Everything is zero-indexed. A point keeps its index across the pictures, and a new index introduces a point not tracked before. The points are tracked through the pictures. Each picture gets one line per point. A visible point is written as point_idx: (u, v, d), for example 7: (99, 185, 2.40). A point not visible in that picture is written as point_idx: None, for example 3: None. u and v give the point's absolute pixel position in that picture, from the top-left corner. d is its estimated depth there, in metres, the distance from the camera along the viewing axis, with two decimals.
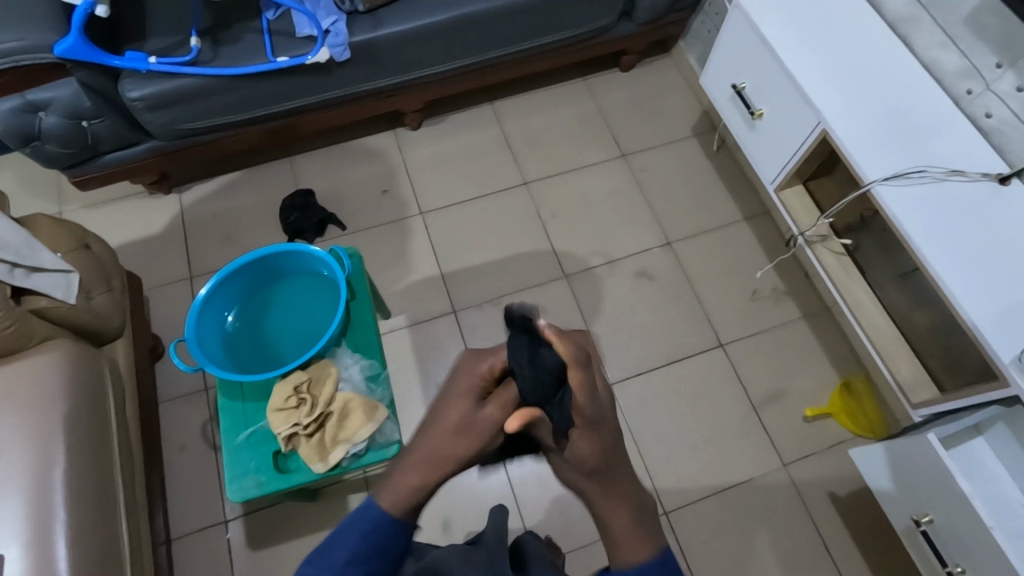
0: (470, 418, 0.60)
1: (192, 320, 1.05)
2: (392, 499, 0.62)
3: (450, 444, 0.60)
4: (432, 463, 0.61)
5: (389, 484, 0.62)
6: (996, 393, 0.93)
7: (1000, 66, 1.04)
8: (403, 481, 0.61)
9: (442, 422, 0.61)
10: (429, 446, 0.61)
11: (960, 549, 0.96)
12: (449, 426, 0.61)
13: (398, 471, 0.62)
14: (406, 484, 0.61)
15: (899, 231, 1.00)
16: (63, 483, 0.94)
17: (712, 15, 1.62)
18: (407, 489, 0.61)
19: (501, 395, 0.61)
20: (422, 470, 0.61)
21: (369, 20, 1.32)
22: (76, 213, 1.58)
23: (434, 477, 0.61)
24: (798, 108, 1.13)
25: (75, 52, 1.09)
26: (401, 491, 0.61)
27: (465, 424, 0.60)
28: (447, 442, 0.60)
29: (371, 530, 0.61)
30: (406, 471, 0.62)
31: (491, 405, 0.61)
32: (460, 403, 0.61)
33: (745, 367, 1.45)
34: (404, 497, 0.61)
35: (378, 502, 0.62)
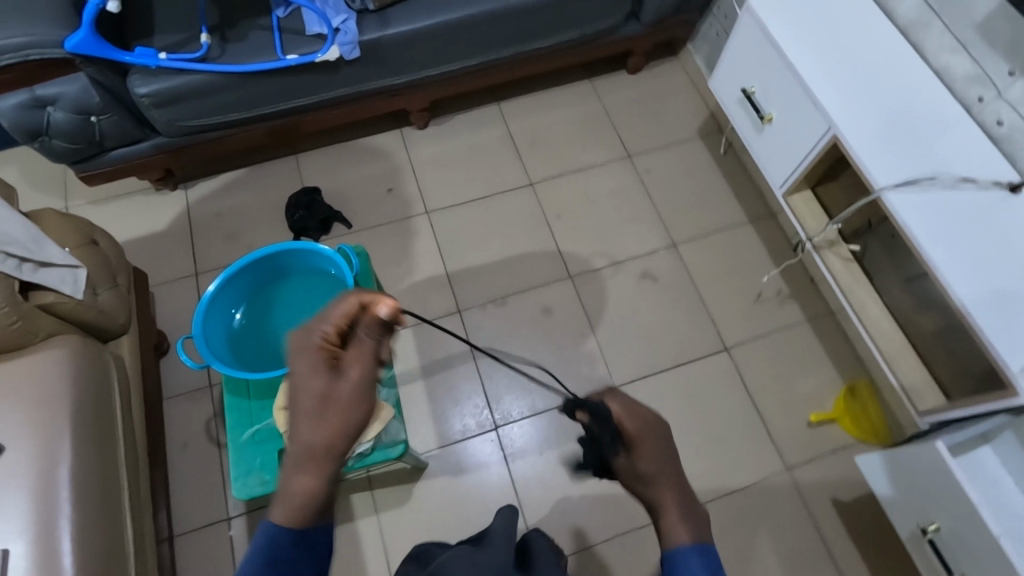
0: (326, 392, 0.54)
1: (199, 317, 1.05)
2: (287, 509, 0.54)
3: (335, 427, 0.54)
4: (321, 451, 0.54)
5: (280, 497, 0.54)
6: (1002, 402, 0.93)
7: (1011, 74, 1.02)
8: (296, 487, 0.53)
9: (319, 409, 0.54)
10: (306, 442, 0.54)
11: (966, 557, 0.96)
12: (331, 405, 0.54)
13: (286, 479, 0.54)
14: (299, 489, 0.53)
15: (906, 237, 1.00)
16: (68, 480, 0.94)
17: (719, 18, 1.61)
18: (310, 494, 0.54)
19: (351, 353, 0.56)
20: (315, 463, 0.54)
21: (378, 19, 1.32)
22: (81, 209, 1.58)
23: (327, 468, 0.54)
24: (807, 112, 1.13)
25: (85, 47, 1.09)
26: (300, 499, 0.54)
27: (325, 400, 0.54)
28: (334, 420, 0.54)
29: (269, 548, 0.53)
30: (295, 474, 0.54)
31: (345, 369, 0.55)
32: (320, 380, 0.54)
33: (749, 371, 1.45)
34: (304, 504, 0.54)
35: (275, 519, 0.54)
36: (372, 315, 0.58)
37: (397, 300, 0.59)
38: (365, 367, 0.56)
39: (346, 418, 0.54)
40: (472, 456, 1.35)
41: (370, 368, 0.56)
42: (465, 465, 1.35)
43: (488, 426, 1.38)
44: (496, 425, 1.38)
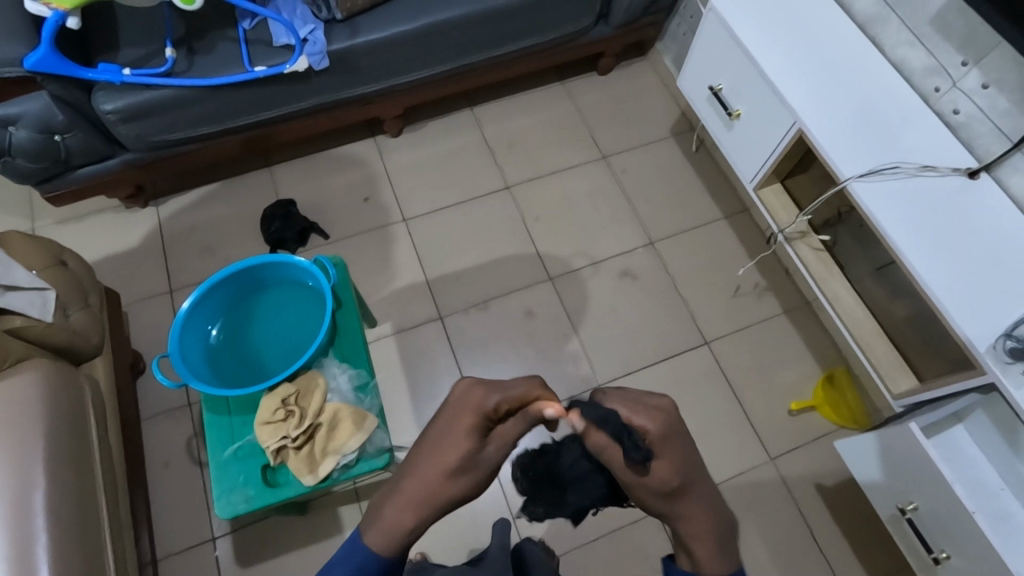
0: (469, 454, 0.64)
1: (173, 335, 1.03)
2: (379, 537, 0.66)
3: (449, 480, 0.65)
4: (421, 497, 0.65)
5: (378, 522, 0.66)
6: (972, 381, 0.96)
7: (965, 64, 1.06)
8: (396, 522, 0.65)
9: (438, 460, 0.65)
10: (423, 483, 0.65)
11: (944, 535, 0.98)
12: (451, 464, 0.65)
13: (389, 509, 0.66)
14: (396, 523, 0.65)
15: (874, 226, 1.03)
16: (44, 507, 0.92)
17: (686, 18, 1.64)
18: (399, 530, 0.65)
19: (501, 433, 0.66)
20: (415, 505, 0.65)
21: (346, 28, 1.32)
22: (49, 229, 1.54)
23: (425, 515, 0.66)
24: (773, 108, 1.15)
25: (45, 65, 1.08)
26: (392, 530, 0.66)
27: (463, 460, 0.64)
28: (444, 475, 0.65)
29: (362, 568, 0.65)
30: (397, 512, 0.66)
31: (491, 443, 0.66)
32: (452, 442, 0.65)
33: (730, 363, 1.47)
34: (392, 539, 0.66)
35: (369, 542, 0.66)
36: (537, 413, 0.65)
37: (562, 407, 0.64)
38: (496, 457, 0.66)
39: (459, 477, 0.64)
40: None
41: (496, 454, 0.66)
42: None
43: None
44: None
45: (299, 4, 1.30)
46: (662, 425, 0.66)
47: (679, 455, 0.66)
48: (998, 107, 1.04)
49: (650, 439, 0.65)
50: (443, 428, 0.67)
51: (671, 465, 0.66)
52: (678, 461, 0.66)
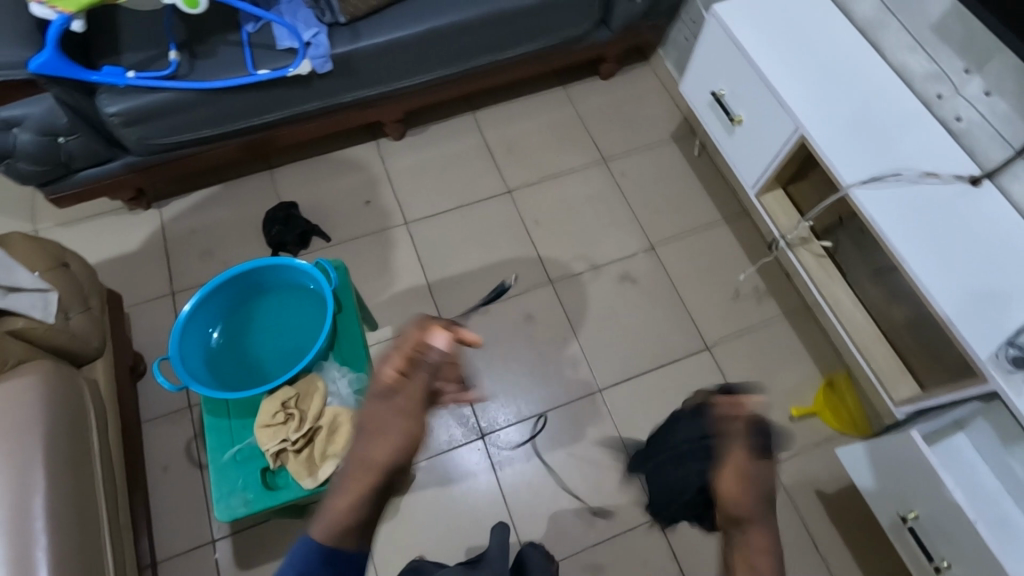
0: (389, 419, 0.65)
1: (174, 338, 1.03)
2: (326, 526, 0.62)
3: (379, 447, 0.64)
4: (357, 471, 0.63)
5: (321, 513, 0.63)
6: (974, 388, 0.95)
7: (967, 70, 1.06)
8: (337, 506, 0.62)
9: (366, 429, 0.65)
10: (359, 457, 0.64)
11: (946, 544, 0.97)
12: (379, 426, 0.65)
13: (330, 495, 0.64)
14: (336, 506, 0.62)
15: (875, 232, 1.02)
16: (43, 509, 0.92)
17: (688, 23, 1.65)
18: (341, 515, 0.61)
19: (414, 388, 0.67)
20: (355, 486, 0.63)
21: (348, 32, 1.33)
22: (51, 231, 1.55)
23: (364, 498, 0.62)
24: (774, 114, 1.15)
25: (50, 68, 1.08)
26: (336, 519, 0.62)
27: (388, 425, 0.65)
28: (372, 435, 0.65)
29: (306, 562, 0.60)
30: (338, 496, 0.63)
31: (407, 402, 0.66)
32: (373, 403, 0.67)
33: (731, 368, 1.47)
34: (340, 522, 0.62)
35: (314, 535, 0.62)
36: (430, 346, 0.70)
37: (449, 334, 0.70)
38: (415, 396, 0.67)
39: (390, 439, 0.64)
40: (460, 466, 1.35)
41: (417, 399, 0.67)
42: (452, 475, 1.34)
43: (474, 435, 1.38)
44: (482, 434, 1.38)
45: (302, 8, 1.31)
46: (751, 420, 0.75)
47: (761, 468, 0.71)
48: (1000, 114, 1.04)
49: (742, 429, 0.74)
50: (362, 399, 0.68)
51: (737, 474, 0.70)
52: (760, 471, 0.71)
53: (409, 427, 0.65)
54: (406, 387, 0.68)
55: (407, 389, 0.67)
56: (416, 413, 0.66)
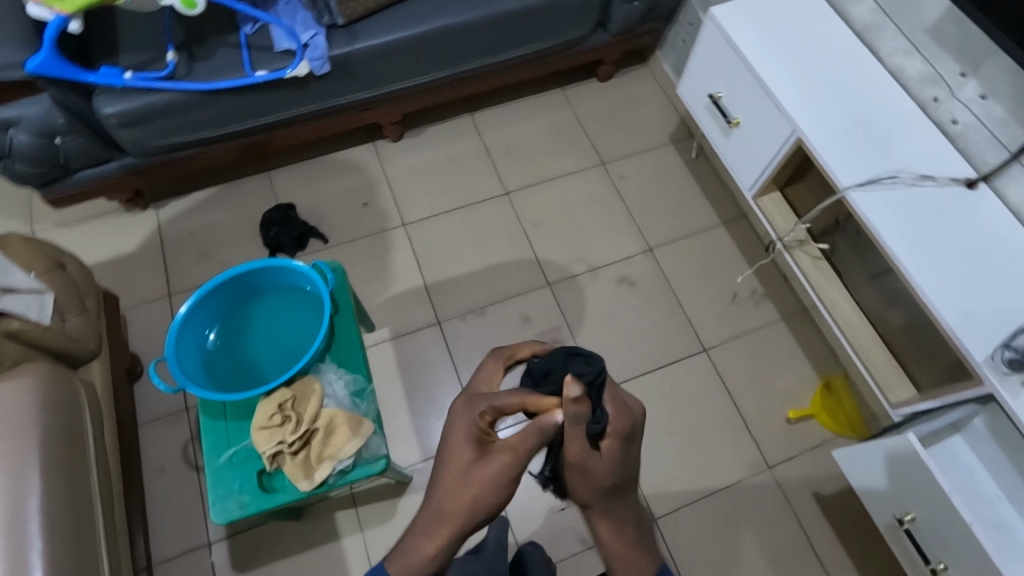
0: (470, 468, 0.63)
1: (171, 339, 1.03)
2: (402, 565, 0.64)
3: (466, 504, 0.63)
4: (439, 521, 0.64)
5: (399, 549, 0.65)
6: (971, 390, 0.95)
7: (963, 74, 1.06)
8: (421, 551, 0.63)
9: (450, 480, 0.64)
10: (441, 505, 0.64)
11: (941, 545, 0.98)
12: (463, 482, 0.63)
13: (415, 537, 0.65)
14: (423, 552, 0.64)
15: (872, 234, 1.03)
16: (38, 511, 0.91)
17: (685, 26, 1.65)
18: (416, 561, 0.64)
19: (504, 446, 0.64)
20: (436, 536, 0.64)
21: (346, 34, 1.32)
22: (48, 233, 1.54)
23: (448, 543, 0.64)
24: (772, 116, 1.15)
25: (47, 68, 1.08)
26: (411, 560, 0.64)
27: (469, 472, 0.63)
28: (456, 490, 0.63)
29: None
30: (422, 540, 0.64)
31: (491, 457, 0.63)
32: (466, 453, 0.64)
33: (728, 370, 1.47)
34: (415, 569, 0.64)
35: (388, 569, 0.65)
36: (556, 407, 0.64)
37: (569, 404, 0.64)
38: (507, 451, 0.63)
39: (476, 496, 0.62)
40: None
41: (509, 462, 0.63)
42: None
43: None
44: None
45: (300, 10, 1.31)
46: (630, 423, 0.67)
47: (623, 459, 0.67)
48: (995, 117, 1.04)
49: (609, 433, 0.66)
50: (455, 443, 0.65)
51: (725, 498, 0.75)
52: (621, 459, 0.67)
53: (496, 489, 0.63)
54: (501, 443, 0.64)
55: (502, 445, 0.64)
56: (502, 474, 0.63)
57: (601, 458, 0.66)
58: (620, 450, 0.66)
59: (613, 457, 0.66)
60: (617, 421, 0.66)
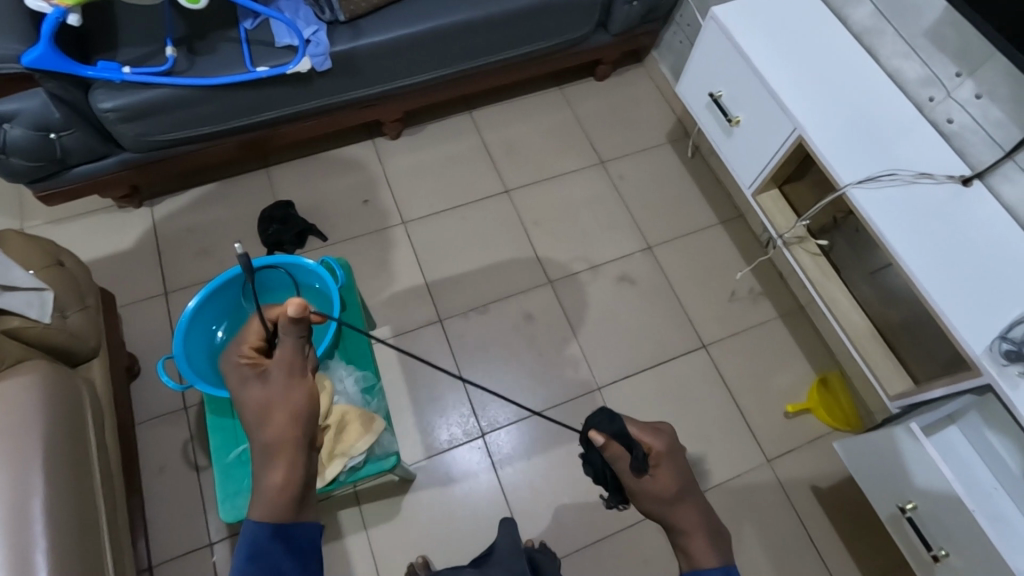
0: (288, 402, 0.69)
1: (179, 335, 1.02)
2: (263, 509, 0.64)
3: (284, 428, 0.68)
4: (278, 445, 0.67)
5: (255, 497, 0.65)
6: (968, 382, 0.98)
7: (959, 75, 1.10)
8: (267, 481, 0.65)
9: (265, 409, 0.68)
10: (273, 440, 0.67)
11: (942, 533, 1.01)
12: (271, 400, 0.69)
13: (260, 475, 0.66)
14: (272, 483, 0.65)
15: (872, 230, 1.05)
16: (42, 512, 0.89)
17: (683, 27, 1.67)
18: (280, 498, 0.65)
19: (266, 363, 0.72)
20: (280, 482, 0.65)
21: (349, 30, 1.32)
22: (39, 229, 1.51)
23: (295, 468, 0.66)
24: (774, 115, 1.17)
25: (43, 62, 1.06)
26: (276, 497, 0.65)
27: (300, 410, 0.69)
28: (288, 416, 0.68)
29: (254, 542, 0.63)
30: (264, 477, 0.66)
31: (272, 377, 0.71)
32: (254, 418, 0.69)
33: (727, 366, 1.49)
34: (277, 496, 0.65)
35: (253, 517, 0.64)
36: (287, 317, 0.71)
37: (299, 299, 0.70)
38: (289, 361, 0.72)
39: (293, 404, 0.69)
40: (461, 466, 1.34)
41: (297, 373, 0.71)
42: (453, 475, 1.34)
43: (474, 434, 1.38)
44: (482, 433, 1.38)
45: (302, 5, 1.30)
46: (666, 440, 0.71)
47: (675, 472, 0.70)
48: (992, 118, 1.07)
49: (652, 455, 0.70)
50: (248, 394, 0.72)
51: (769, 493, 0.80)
52: (674, 475, 0.69)
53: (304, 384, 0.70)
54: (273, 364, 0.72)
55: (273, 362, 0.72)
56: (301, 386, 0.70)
57: (655, 480, 0.68)
58: (669, 463, 0.69)
59: (668, 473, 0.69)
60: (655, 441, 0.70)
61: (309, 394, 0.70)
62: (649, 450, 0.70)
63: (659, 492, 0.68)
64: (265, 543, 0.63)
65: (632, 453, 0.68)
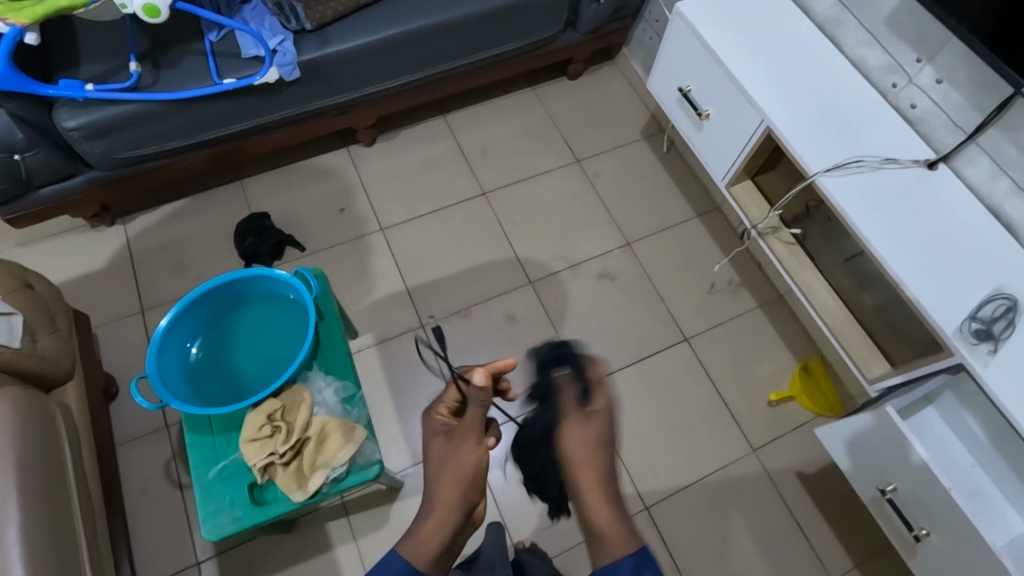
0: (469, 462, 0.69)
1: (151, 354, 1.02)
2: (413, 543, 0.66)
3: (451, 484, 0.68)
4: (443, 495, 0.68)
5: (410, 535, 0.66)
6: (942, 362, 1.00)
7: (919, 60, 1.11)
8: (423, 531, 0.66)
9: (443, 461, 0.69)
10: (445, 485, 0.68)
11: (924, 513, 1.02)
12: (448, 457, 0.69)
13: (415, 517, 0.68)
14: (423, 529, 0.66)
15: (842, 217, 1.07)
16: (19, 540, 0.88)
17: (652, 23, 1.68)
18: (428, 544, 0.65)
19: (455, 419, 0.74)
20: (438, 528, 0.66)
21: (315, 39, 1.31)
22: (8, 253, 1.48)
23: (447, 520, 0.67)
24: (741, 108, 1.18)
25: (3, 81, 1.04)
26: (422, 542, 0.65)
27: (475, 468, 0.69)
28: (455, 474, 0.68)
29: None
30: (422, 518, 0.67)
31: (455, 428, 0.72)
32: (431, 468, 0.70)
33: (709, 357, 1.50)
34: (432, 546, 0.65)
35: (403, 551, 0.65)
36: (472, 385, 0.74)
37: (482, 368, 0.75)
38: (472, 428, 0.71)
39: (462, 470, 0.68)
40: None
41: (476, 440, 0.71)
42: None
43: None
44: None
45: (267, 15, 1.30)
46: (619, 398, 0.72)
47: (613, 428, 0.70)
48: (952, 102, 1.09)
49: (603, 400, 0.71)
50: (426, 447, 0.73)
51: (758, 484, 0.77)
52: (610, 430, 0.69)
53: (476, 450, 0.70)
54: (458, 425, 0.72)
55: (461, 424, 0.72)
56: (478, 450, 0.70)
57: (590, 421, 0.69)
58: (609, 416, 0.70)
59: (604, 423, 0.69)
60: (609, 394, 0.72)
61: (476, 462, 0.69)
62: (596, 394, 0.72)
63: (587, 432, 0.68)
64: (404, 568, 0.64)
65: (578, 388, 0.73)
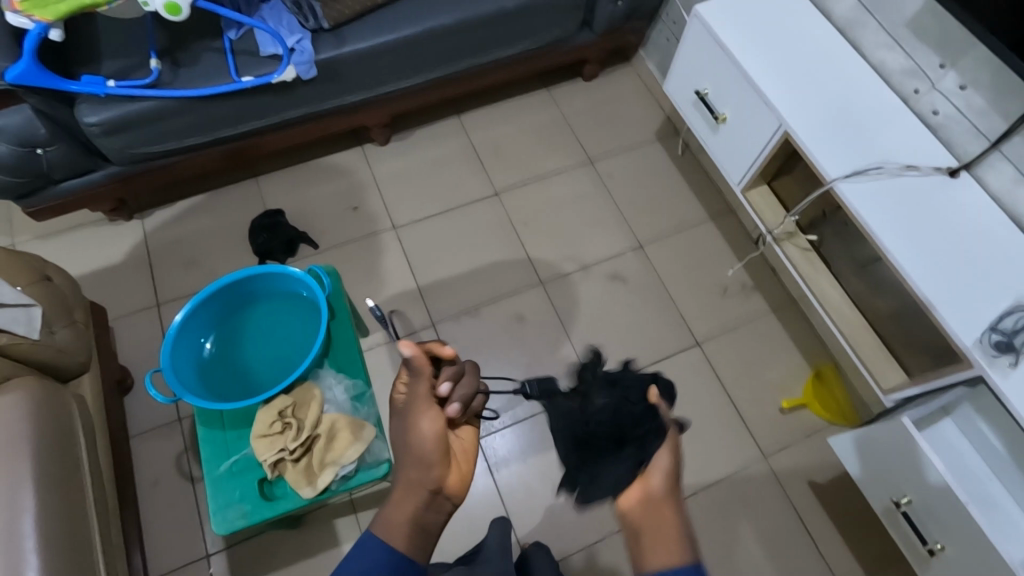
0: (427, 437, 0.73)
1: (165, 349, 1.03)
2: (383, 525, 0.72)
3: (415, 460, 0.73)
4: (409, 474, 0.73)
5: (384, 513, 0.73)
6: (960, 374, 0.98)
7: (942, 66, 1.09)
8: (391, 512, 0.72)
9: (401, 435, 0.75)
10: (414, 460, 0.73)
11: (938, 527, 1.00)
12: (406, 435, 0.75)
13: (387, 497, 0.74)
14: (393, 515, 0.72)
15: (859, 224, 1.05)
16: (33, 528, 0.89)
17: (668, 24, 1.67)
18: (399, 523, 0.71)
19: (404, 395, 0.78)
20: (408, 507, 0.72)
21: (332, 38, 1.32)
22: (29, 245, 1.51)
23: (416, 502, 0.72)
24: (758, 111, 1.17)
25: (27, 78, 1.06)
26: (394, 523, 0.71)
27: (436, 442, 0.73)
28: (416, 453, 0.73)
29: (366, 557, 0.69)
30: (392, 500, 0.73)
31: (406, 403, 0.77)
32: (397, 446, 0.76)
33: (721, 363, 1.49)
34: (399, 526, 0.71)
35: (374, 532, 0.72)
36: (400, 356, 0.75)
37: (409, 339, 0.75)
38: (417, 402, 0.75)
39: (419, 443, 0.73)
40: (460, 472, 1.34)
41: (426, 414, 0.74)
42: None
43: None
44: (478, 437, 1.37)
45: (285, 14, 1.30)
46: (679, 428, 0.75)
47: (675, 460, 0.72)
48: (976, 107, 1.07)
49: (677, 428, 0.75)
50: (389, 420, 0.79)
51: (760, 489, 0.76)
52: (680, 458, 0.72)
53: (426, 422, 0.73)
54: (407, 401, 0.77)
55: (410, 401, 0.76)
56: (431, 424, 0.73)
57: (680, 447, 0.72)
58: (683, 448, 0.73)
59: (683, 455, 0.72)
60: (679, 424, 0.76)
61: (429, 435, 0.73)
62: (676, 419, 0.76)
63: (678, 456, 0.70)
64: (376, 550, 0.70)
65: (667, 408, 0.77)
